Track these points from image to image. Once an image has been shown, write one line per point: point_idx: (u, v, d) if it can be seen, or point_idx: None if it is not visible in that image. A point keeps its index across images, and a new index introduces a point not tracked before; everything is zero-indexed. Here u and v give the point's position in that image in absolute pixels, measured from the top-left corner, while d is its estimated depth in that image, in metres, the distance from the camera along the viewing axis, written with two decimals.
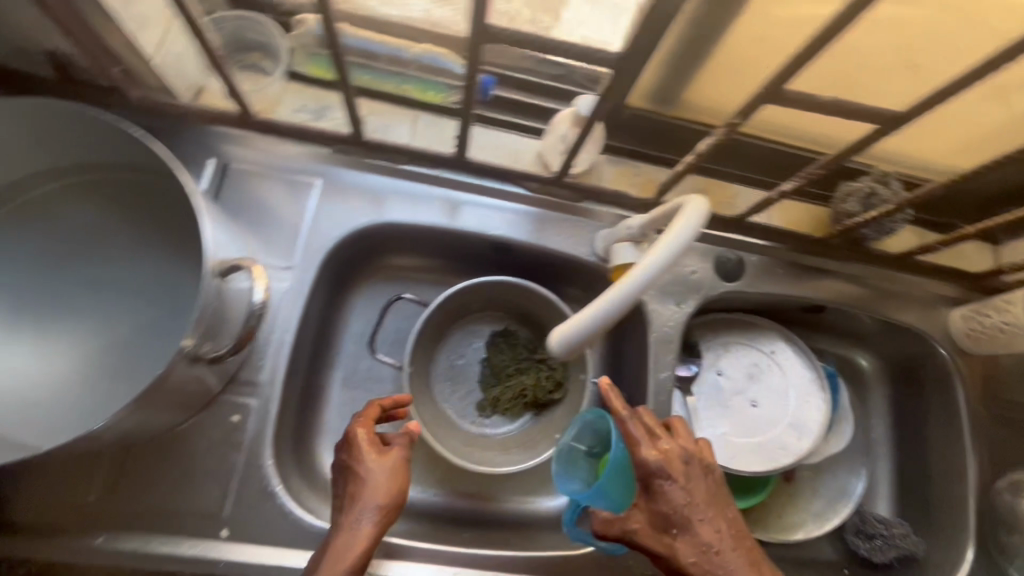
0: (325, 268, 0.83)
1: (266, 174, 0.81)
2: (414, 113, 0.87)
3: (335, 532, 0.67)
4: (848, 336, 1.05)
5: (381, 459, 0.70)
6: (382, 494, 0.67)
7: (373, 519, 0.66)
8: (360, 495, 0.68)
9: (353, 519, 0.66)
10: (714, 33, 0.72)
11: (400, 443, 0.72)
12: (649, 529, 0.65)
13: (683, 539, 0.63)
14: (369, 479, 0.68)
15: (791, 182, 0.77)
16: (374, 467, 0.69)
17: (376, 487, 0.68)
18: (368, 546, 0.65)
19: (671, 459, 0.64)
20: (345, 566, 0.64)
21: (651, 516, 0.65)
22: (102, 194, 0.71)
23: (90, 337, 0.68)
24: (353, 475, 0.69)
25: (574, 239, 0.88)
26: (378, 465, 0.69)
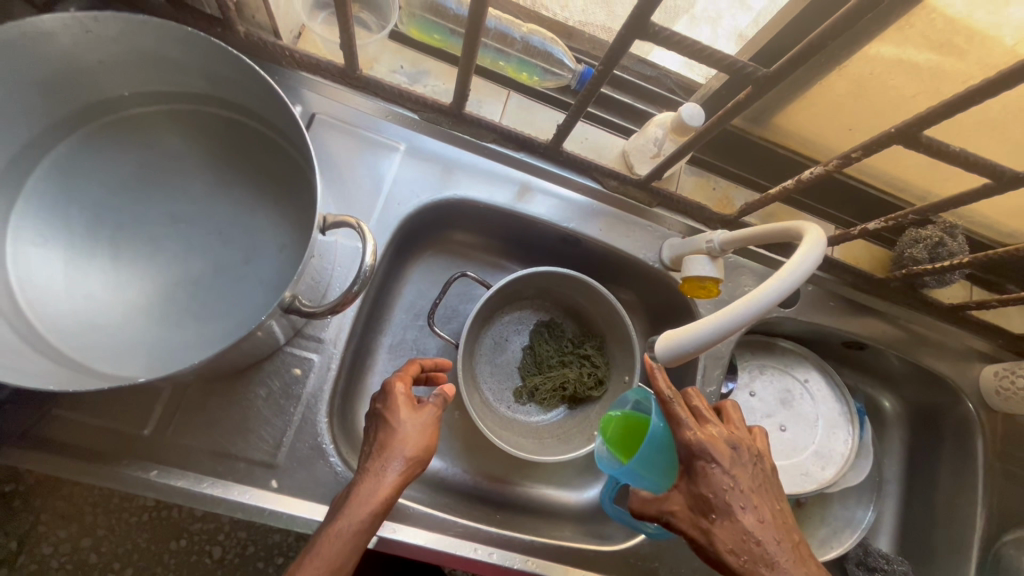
0: (396, 233, 0.82)
1: (352, 132, 0.80)
2: (506, 92, 0.86)
3: (356, 479, 0.64)
4: (876, 377, 1.09)
5: (413, 414, 0.67)
6: (411, 447, 0.65)
7: (398, 472, 0.63)
8: (386, 447, 0.65)
9: (377, 468, 0.63)
10: (826, 63, 0.73)
11: (433, 402, 0.69)
12: (687, 511, 0.67)
13: (722, 524, 0.64)
14: (400, 431, 0.66)
15: (874, 223, 0.77)
16: (406, 422, 0.66)
17: (405, 440, 0.65)
18: (390, 497, 0.63)
19: (715, 442, 0.65)
20: (361, 515, 0.61)
21: (688, 499, 0.67)
22: (191, 126, 0.69)
23: (163, 269, 0.67)
24: (387, 424, 0.67)
25: (642, 242, 0.88)
26: (411, 419, 0.67)
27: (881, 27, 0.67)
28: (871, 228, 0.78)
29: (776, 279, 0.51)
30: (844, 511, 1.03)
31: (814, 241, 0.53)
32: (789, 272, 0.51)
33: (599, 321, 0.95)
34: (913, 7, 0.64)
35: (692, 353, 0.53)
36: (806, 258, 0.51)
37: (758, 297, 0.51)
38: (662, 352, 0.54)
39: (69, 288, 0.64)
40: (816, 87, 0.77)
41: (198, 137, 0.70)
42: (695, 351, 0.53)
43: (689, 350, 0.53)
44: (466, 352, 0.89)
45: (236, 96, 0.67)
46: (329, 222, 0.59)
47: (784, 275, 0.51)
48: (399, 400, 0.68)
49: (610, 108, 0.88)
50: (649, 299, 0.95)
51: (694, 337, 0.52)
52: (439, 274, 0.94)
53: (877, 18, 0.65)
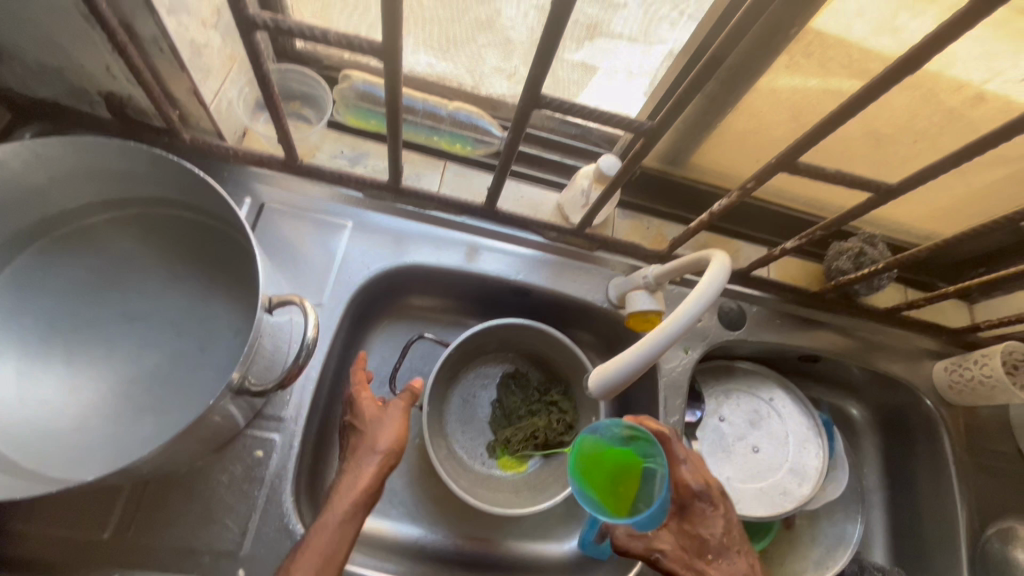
0: (352, 304, 0.86)
1: (298, 217, 0.85)
2: (443, 164, 0.92)
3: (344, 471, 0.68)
4: (839, 386, 1.11)
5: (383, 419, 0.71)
6: (386, 441, 0.69)
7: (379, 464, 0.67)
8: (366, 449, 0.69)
9: (360, 469, 0.67)
10: (721, 107, 0.81)
11: (404, 400, 0.73)
12: (680, 552, 0.69)
13: (719, 565, 0.67)
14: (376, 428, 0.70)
15: (791, 241, 0.84)
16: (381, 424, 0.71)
17: (381, 434, 0.69)
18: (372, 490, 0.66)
19: (711, 484, 0.70)
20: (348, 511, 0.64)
21: (682, 540, 0.70)
22: (142, 229, 0.73)
23: (119, 369, 0.68)
24: (359, 425, 0.71)
25: (589, 286, 0.92)
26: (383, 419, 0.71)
27: (759, 74, 0.75)
28: (789, 246, 0.84)
29: (689, 302, 0.56)
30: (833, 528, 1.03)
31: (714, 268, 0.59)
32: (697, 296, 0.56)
33: (559, 366, 0.97)
34: (782, 53, 0.72)
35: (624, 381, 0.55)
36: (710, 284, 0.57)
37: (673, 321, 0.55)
38: (596, 384, 0.56)
39: (25, 398, 0.65)
40: (719, 129, 0.84)
41: (148, 239, 0.73)
42: (626, 380, 0.56)
43: (619, 380, 0.56)
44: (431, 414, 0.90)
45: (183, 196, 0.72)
46: (274, 301, 0.62)
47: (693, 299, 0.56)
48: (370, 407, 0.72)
49: (541, 166, 0.95)
50: (605, 338, 0.98)
51: (622, 368, 0.55)
52: (401, 339, 0.97)
53: (754, 66, 0.74)
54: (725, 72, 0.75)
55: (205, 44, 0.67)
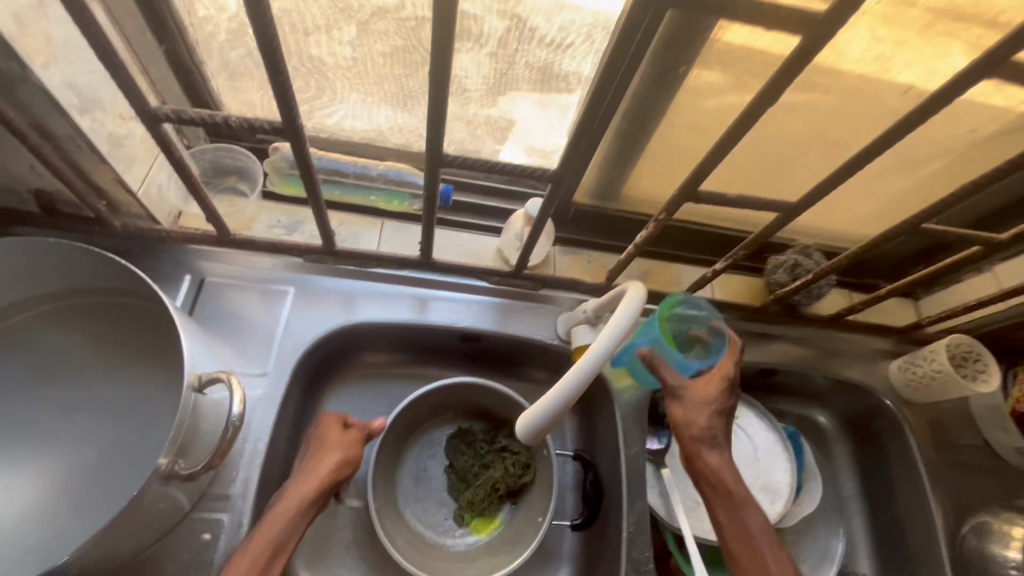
0: (299, 370, 0.85)
1: (238, 288, 0.86)
2: (380, 222, 0.94)
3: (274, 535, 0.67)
4: (804, 396, 1.11)
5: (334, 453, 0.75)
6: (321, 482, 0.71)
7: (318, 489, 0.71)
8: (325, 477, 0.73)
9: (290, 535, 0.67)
10: (638, 142, 0.84)
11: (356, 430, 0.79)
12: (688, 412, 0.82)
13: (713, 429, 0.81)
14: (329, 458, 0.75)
15: (721, 263, 0.85)
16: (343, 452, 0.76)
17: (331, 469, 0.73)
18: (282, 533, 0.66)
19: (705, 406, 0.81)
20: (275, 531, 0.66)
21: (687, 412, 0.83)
22: (79, 320, 0.74)
23: (57, 465, 0.67)
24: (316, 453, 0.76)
25: (537, 325, 0.93)
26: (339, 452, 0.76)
27: (665, 109, 0.78)
28: (720, 267, 0.85)
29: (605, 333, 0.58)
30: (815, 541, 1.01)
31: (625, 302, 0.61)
32: (606, 334, 0.58)
33: (510, 420, 0.96)
34: (683, 89, 0.76)
35: (546, 427, 0.57)
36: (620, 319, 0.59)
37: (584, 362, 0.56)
38: (520, 432, 0.58)
39: None
40: (640, 162, 0.87)
41: (85, 329, 0.73)
42: (548, 425, 0.57)
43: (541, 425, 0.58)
44: (378, 482, 0.88)
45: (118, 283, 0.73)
46: (203, 379, 0.62)
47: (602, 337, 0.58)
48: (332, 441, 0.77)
49: (479, 213, 0.97)
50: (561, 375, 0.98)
51: (542, 414, 0.57)
52: (357, 398, 0.95)
53: (659, 102, 0.77)
54: (633, 110, 0.78)
55: (123, 136, 0.69)
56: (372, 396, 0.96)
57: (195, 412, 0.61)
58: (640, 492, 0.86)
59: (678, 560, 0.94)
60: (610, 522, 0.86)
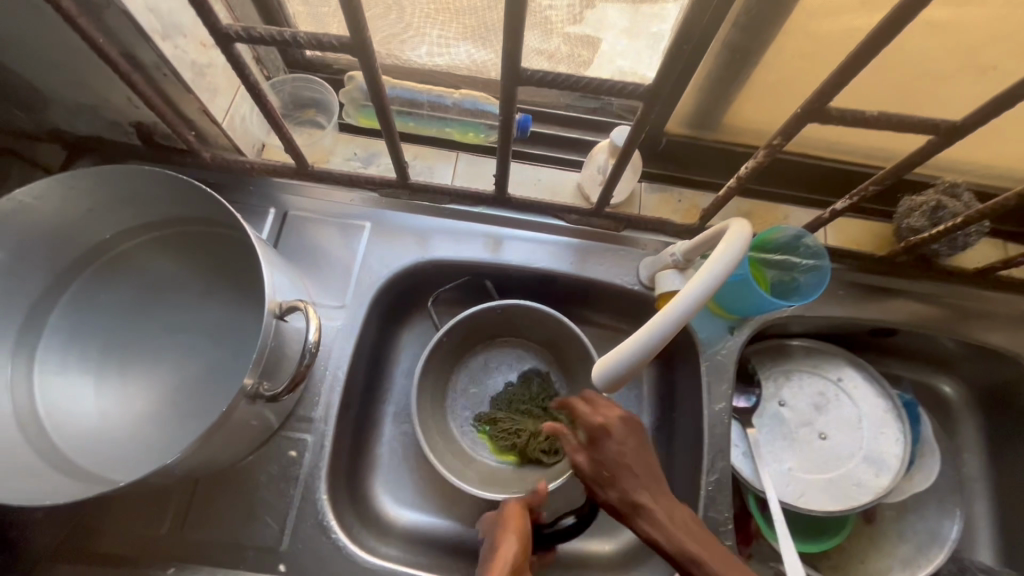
0: (375, 305, 0.86)
1: (319, 222, 0.87)
2: (455, 155, 0.91)
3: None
4: (927, 361, 0.96)
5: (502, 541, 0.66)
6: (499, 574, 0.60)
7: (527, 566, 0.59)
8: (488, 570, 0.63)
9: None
10: (748, 58, 0.71)
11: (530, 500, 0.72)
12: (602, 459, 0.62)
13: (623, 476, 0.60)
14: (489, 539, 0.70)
15: (840, 202, 0.70)
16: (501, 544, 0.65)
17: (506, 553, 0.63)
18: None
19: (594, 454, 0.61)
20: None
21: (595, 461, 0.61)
22: (177, 249, 0.78)
23: (166, 379, 0.74)
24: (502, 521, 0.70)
25: (616, 268, 0.87)
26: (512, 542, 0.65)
27: (786, 13, 0.65)
28: (839, 208, 0.71)
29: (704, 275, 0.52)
30: (925, 523, 0.90)
31: (730, 242, 0.53)
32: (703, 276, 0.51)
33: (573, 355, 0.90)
34: None
35: (629, 371, 0.52)
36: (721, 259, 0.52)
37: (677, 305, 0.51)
38: (599, 376, 0.53)
39: (87, 409, 0.71)
40: (748, 83, 0.75)
41: (183, 257, 0.78)
42: (632, 370, 0.53)
43: (621, 372, 0.53)
44: (425, 398, 0.85)
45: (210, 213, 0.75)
46: (282, 307, 0.64)
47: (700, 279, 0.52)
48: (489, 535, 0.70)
49: (559, 146, 0.90)
50: (640, 322, 0.92)
51: (625, 358, 0.52)
52: (432, 335, 0.95)
53: (778, 4, 0.64)
54: (745, 16, 0.66)
55: (205, 64, 0.70)
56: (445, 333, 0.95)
57: (277, 337, 0.63)
58: (722, 450, 0.80)
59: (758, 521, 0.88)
60: (687, 478, 0.82)
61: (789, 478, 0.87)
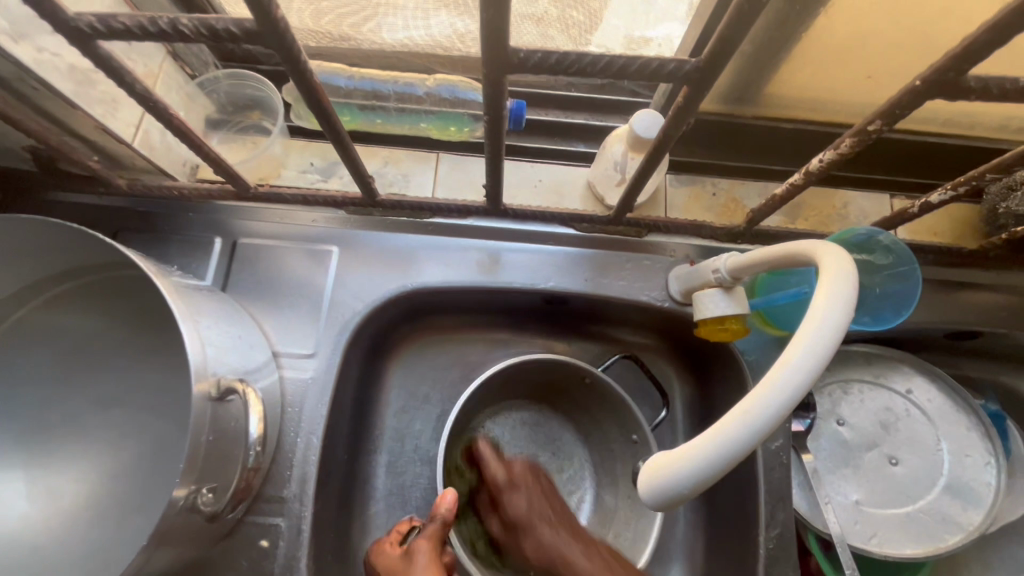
0: (353, 346, 0.72)
1: (275, 249, 0.72)
2: (435, 156, 0.74)
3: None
4: (1011, 361, 0.81)
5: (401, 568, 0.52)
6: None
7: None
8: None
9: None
10: (807, 8, 0.54)
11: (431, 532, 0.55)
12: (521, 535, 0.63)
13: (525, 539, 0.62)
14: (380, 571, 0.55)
15: (935, 194, 0.54)
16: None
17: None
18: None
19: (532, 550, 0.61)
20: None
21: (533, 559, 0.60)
22: (99, 303, 0.63)
23: (101, 465, 0.60)
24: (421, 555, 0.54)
25: (641, 282, 0.72)
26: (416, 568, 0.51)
27: None
28: (934, 200, 0.54)
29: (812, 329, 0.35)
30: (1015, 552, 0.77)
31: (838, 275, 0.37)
32: (816, 334, 0.35)
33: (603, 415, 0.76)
34: None
35: (701, 484, 0.35)
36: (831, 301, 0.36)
37: (783, 381, 0.34)
38: (657, 488, 0.36)
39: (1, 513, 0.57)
40: (805, 39, 0.58)
41: (110, 313, 0.63)
42: (708, 481, 0.35)
43: (689, 488, 0.35)
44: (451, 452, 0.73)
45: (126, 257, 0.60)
46: (222, 386, 0.49)
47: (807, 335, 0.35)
48: (387, 565, 0.55)
49: (562, 136, 0.73)
50: (672, 341, 0.77)
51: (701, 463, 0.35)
52: (426, 369, 0.81)
53: None
54: None
55: (92, 68, 0.53)
56: (442, 367, 0.81)
57: (219, 426, 0.49)
58: (783, 498, 0.66)
59: (822, 563, 0.75)
60: (741, 528, 0.69)
61: (858, 516, 0.74)
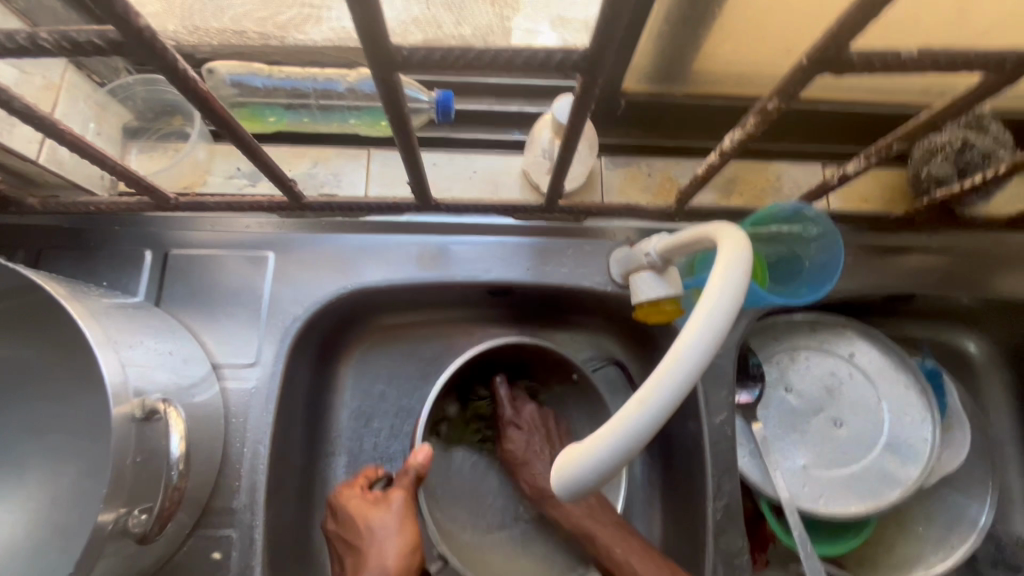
0: (297, 351, 0.71)
1: (209, 259, 0.70)
2: (366, 153, 0.73)
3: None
4: (947, 319, 0.84)
5: (376, 512, 0.64)
6: (395, 557, 0.61)
7: (390, 559, 0.60)
8: (358, 548, 0.63)
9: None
10: None
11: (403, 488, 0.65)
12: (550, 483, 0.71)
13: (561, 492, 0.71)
14: (350, 508, 0.65)
15: (851, 164, 0.55)
16: (379, 523, 0.63)
17: (394, 547, 0.61)
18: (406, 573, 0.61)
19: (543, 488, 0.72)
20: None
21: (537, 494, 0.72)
22: (19, 327, 0.60)
23: (38, 492, 0.59)
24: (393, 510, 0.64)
25: (583, 268, 0.72)
26: (390, 517, 0.63)
27: None
28: (851, 171, 0.55)
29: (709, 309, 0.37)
30: (955, 500, 0.80)
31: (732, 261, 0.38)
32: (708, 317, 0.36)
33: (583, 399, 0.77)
34: None
35: (604, 474, 0.35)
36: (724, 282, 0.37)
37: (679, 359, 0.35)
38: (564, 483, 0.36)
39: None
40: (721, 14, 0.57)
41: (34, 336, 0.61)
42: (611, 472, 0.35)
43: (593, 480, 0.36)
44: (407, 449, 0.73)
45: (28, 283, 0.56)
46: (146, 406, 0.48)
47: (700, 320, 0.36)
48: (356, 505, 0.65)
49: (495, 124, 0.72)
50: (620, 323, 0.78)
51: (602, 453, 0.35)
52: (379, 368, 0.81)
53: None
54: None
55: None
56: (394, 364, 0.81)
57: (146, 446, 0.48)
58: (730, 468, 0.68)
59: (773, 528, 0.77)
60: (692, 500, 0.70)
61: (806, 479, 0.76)
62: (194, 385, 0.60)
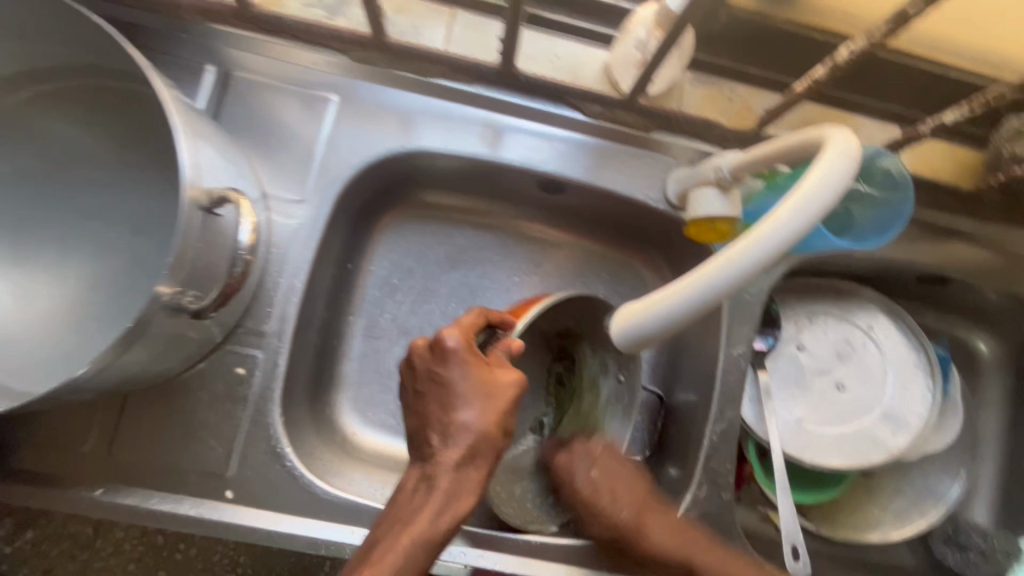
0: (344, 199, 0.71)
1: (274, 88, 0.68)
2: (450, 12, 0.71)
3: (432, 470, 0.52)
4: (968, 314, 0.85)
5: (490, 374, 0.55)
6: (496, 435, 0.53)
7: (486, 427, 0.53)
8: (441, 404, 0.54)
9: (455, 460, 0.52)
10: None
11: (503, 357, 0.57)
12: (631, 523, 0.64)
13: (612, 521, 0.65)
14: (458, 392, 0.53)
15: (952, 113, 0.60)
16: (488, 410, 0.53)
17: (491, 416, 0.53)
18: (497, 448, 0.54)
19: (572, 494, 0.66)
20: (420, 552, 0.49)
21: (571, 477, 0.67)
22: (83, 105, 0.61)
23: (80, 275, 0.60)
24: (459, 392, 0.54)
25: (640, 179, 0.71)
26: (508, 388, 0.54)
27: None
28: (947, 121, 0.60)
29: (826, 167, 0.43)
30: (926, 481, 0.84)
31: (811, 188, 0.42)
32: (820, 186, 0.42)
33: None
34: None
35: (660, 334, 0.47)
36: (841, 154, 0.43)
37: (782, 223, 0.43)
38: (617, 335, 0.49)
39: None
40: None
41: (90, 122, 0.61)
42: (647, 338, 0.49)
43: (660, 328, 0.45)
44: None
45: (90, 56, 0.57)
46: (211, 197, 0.48)
47: (763, 238, 0.42)
48: (472, 368, 0.54)
49: (585, 13, 0.71)
50: (660, 247, 0.78)
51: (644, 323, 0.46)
52: (415, 242, 0.81)
53: None
54: None
55: None
56: (428, 241, 0.81)
57: (208, 235, 0.49)
58: (734, 400, 0.71)
59: (754, 468, 0.80)
60: (689, 422, 0.74)
61: (796, 429, 0.79)
62: (244, 200, 0.60)
